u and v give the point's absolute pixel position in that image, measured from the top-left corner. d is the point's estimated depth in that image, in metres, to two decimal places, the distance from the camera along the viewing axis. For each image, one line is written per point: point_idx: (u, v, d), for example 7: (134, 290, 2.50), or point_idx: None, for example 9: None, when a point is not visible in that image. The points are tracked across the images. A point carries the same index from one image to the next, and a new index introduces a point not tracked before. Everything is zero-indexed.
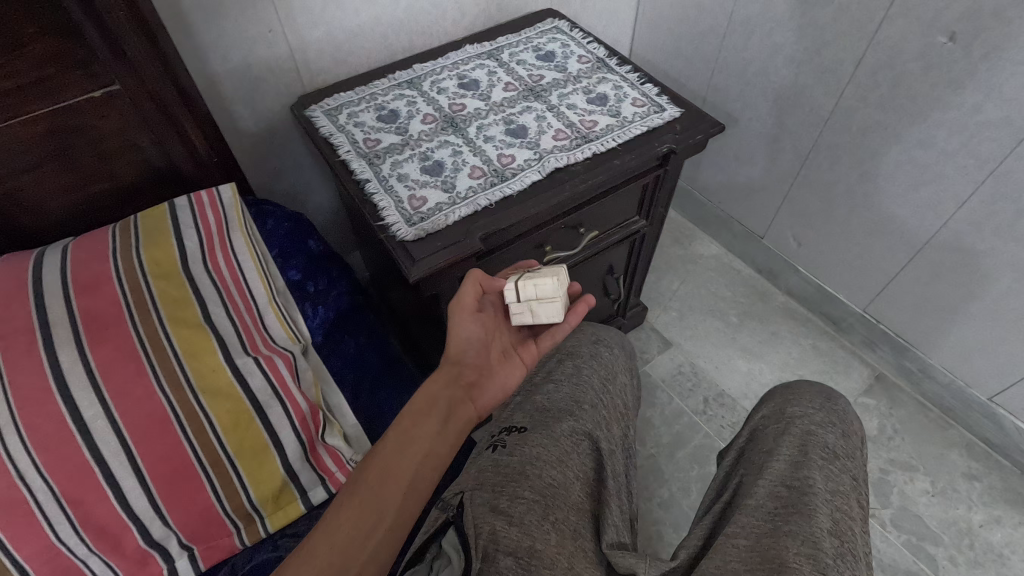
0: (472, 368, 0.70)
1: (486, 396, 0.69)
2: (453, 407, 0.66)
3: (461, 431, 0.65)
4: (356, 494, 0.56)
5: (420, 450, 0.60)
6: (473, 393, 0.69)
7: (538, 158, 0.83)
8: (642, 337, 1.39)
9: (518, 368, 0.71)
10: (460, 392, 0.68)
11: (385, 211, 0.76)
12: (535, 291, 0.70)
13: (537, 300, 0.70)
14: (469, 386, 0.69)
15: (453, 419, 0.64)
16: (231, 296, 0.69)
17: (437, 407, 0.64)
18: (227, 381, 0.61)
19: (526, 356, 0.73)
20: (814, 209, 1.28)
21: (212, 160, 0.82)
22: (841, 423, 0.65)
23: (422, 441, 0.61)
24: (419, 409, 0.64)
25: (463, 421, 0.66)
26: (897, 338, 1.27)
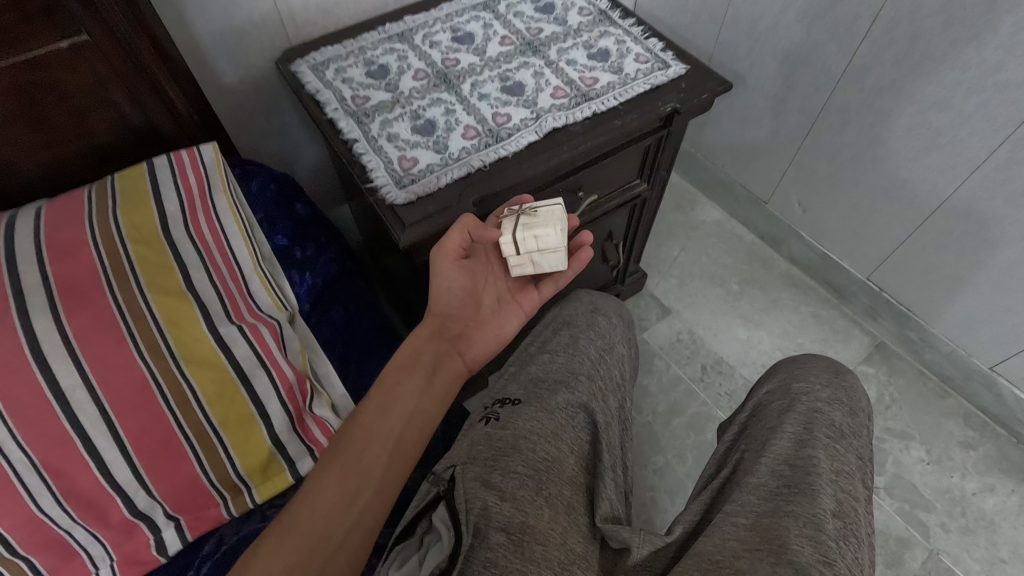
0: (457, 323, 0.69)
1: (474, 347, 0.69)
2: (438, 364, 0.65)
3: (448, 386, 0.65)
4: (342, 456, 0.55)
5: (405, 409, 0.60)
6: (461, 347, 0.69)
7: (535, 118, 0.79)
8: (640, 305, 1.37)
9: (518, 314, 0.73)
10: (446, 347, 0.68)
11: (374, 172, 0.73)
12: (536, 242, 0.66)
13: (538, 252, 0.67)
14: (456, 339, 0.69)
15: (439, 375, 0.64)
16: (214, 262, 0.67)
17: (421, 365, 0.64)
18: (210, 350, 0.59)
19: (525, 303, 0.73)
20: (820, 174, 1.24)
21: (192, 118, 0.79)
22: (848, 400, 0.66)
23: (407, 399, 0.61)
24: (403, 365, 0.63)
25: (450, 378, 0.66)
26: (899, 307, 1.25)
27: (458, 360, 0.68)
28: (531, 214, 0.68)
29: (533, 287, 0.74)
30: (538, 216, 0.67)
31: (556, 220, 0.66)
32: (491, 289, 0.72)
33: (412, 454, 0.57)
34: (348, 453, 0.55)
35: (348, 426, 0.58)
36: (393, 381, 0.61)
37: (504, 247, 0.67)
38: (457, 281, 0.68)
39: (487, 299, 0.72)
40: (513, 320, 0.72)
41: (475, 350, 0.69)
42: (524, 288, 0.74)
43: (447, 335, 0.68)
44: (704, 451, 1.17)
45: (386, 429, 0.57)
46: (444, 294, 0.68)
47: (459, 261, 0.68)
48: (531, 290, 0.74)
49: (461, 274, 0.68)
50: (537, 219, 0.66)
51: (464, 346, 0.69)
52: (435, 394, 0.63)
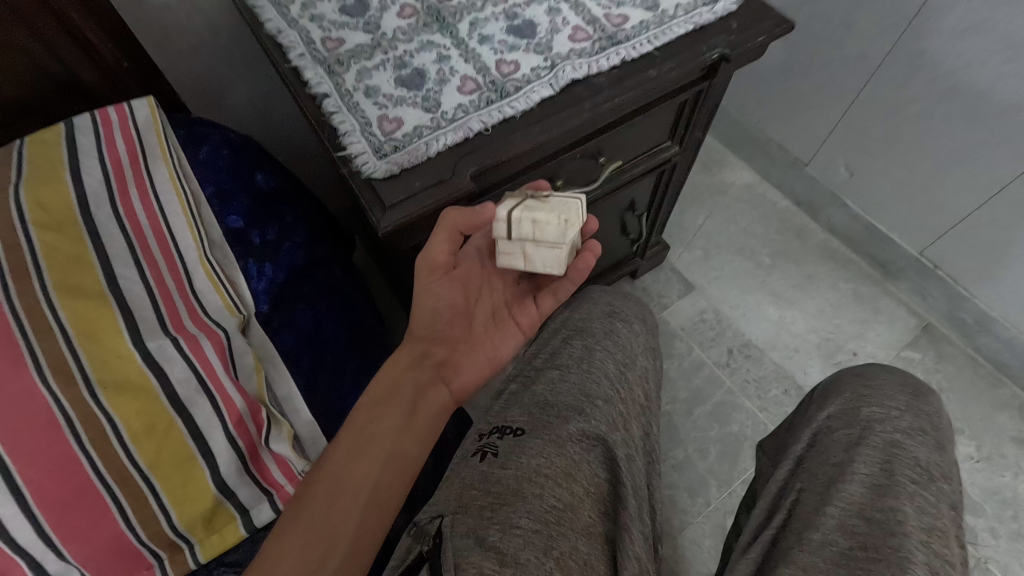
0: (441, 346, 0.57)
1: (462, 375, 0.57)
2: (419, 395, 0.54)
3: (431, 424, 0.53)
4: (306, 513, 0.44)
5: (383, 450, 0.49)
6: (445, 374, 0.57)
7: (549, 67, 0.63)
8: (660, 280, 1.24)
9: (514, 335, 0.60)
10: (428, 375, 0.56)
11: (348, 137, 0.58)
12: (532, 229, 0.51)
13: (534, 243, 0.52)
14: (440, 366, 0.57)
15: (421, 409, 0.53)
16: (147, 252, 0.53)
17: (399, 398, 0.53)
18: (137, 371, 0.46)
19: (522, 320, 0.60)
20: (876, 133, 1.07)
21: (121, 66, 0.63)
22: (933, 430, 0.59)
23: (384, 439, 0.49)
24: (378, 398, 0.52)
25: (432, 412, 0.54)
26: (954, 286, 1.11)
27: (442, 390, 0.56)
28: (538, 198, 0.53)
29: (530, 300, 0.61)
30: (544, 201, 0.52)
31: (566, 209, 0.51)
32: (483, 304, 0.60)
33: (392, 509, 0.47)
34: (313, 509, 0.44)
35: (313, 471, 0.47)
36: (367, 416, 0.50)
37: (495, 228, 0.52)
38: (444, 297, 0.55)
39: (478, 316, 0.59)
40: (507, 343, 0.60)
41: (462, 379, 0.57)
42: (521, 300, 0.61)
43: (429, 359, 0.57)
44: (728, 445, 1.06)
45: (360, 478, 0.47)
46: (427, 314, 0.55)
47: (446, 272, 0.55)
48: (529, 303, 0.61)
49: (450, 288, 0.55)
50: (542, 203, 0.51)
51: (450, 373, 0.57)
52: (419, 431, 0.52)
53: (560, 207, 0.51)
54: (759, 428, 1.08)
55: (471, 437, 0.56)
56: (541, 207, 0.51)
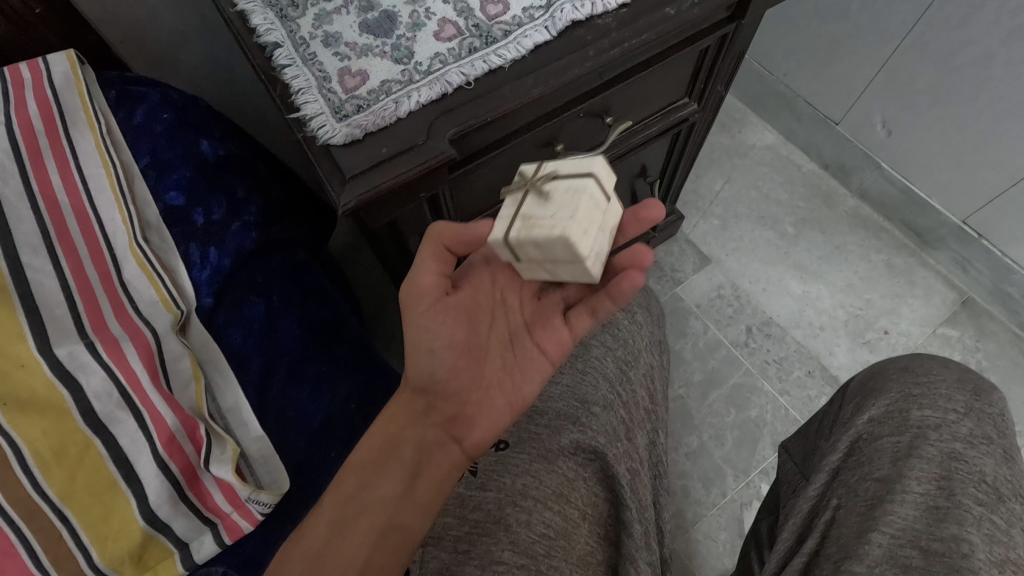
0: (448, 401, 0.44)
1: (477, 430, 0.44)
2: (422, 458, 0.43)
3: (439, 489, 0.41)
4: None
5: (376, 523, 0.40)
6: (457, 430, 0.44)
7: (546, 6, 0.52)
8: (673, 252, 1.14)
9: (540, 369, 0.45)
10: (433, 434, 0.43)
11: (302, 95, 0.48)
12: (541, 256, 0.40)
13: (552, 263, 0.41)
14: (451, 421, 0.44)
15: (426, 473, 0.42)
16: (64, 236, 0.45)
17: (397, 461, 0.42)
18: (44, 381, 0.39)
19: (549, 347, 0.45)
20: (923, 83, 0.95)
21: (34, 13, 0.53)
22: (1000, 437, 0.46)
23: (377, 509, 0.40)
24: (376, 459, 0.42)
25: (438, 477, 0.42)
26: (1001, 258, 1.01)
27: (453, 450, 0.43)
28: (544, 197, 0.39)
29: (558, 315, 0.46)
30: (551, 208, 0.39)
31: (579, 220, 0.38)
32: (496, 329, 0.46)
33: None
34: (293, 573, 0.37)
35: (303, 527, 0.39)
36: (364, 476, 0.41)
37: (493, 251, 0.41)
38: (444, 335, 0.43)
39: (492, 346, 0.45)
40: (533, 379, 0.45)
41: (478, 435, 0.43)
42: (545, 319, 0.46)
43: (434, 415, 0.44)
44: (747, 432, 0.98)
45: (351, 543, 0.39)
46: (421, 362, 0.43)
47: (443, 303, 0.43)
48: (558, 322, 0.45)
49: (448, 329, 0.43)
50: (541, 221, 0.38)
51: (464, 426, 0.44)
52: (420, 501, 0.41)
53: (564, 223, 0.37)
54: (780, 412, 0.99)
55: None
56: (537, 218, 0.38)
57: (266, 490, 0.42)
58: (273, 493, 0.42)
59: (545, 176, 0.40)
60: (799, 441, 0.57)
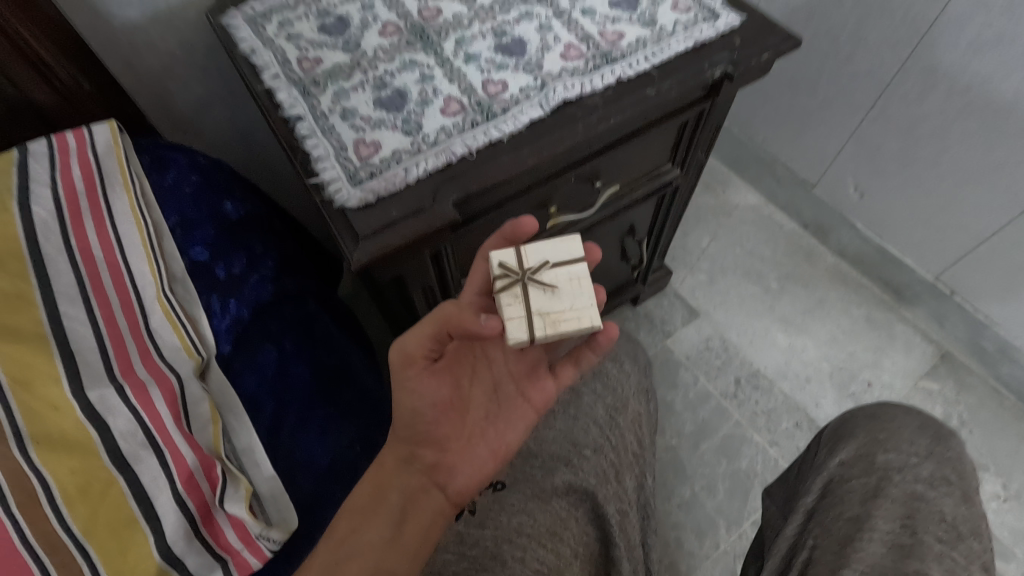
0: (431, 449, 0.47)
1: (460, 477, 0.46)
2: (408, 505, 0.44)
3: (426, 535, 0.43)
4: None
5: (365, 565, 0.40)
6: (440, 477, 0.46)
7: (540, 86, 0.59)
8: (663, 305, 1.19)
9: (524, 417, 0.49)
10: (418, 481, 0.46)
11: (320, 162, 0.53)
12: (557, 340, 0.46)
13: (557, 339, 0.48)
14: (434, 469, 0.46)
15: (411, 518, 0.44)
16: (99, 289, 0.49)
17: (384, 507, 0.44)
18: (74, 422, 0.42)
19: (533, 397, 0.49)
20: (889, 149, 1.01)
21: (82, 89, 0.59)
22: (958, 480, 0.50)
23: (366, 553, 0.41)
24: (362, 505, 0.44)
25: (424, 522, 0.44)
26: (974, 313, 1.05)
27: (438, 495, 0.45)
28: (549, 288, 0.45)
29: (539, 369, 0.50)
30: (562, 299, 0.45)
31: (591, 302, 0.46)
32: (480, 383, 0.50)
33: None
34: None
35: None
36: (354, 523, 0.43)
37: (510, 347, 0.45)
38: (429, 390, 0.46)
39: (475, 398, 0.49)
40: (516, 426, 0.49)
41: (461, 481, 0.46)
42: (527, 372, 0.50)
43: (419, 463, 0.46)
44: (737, 482, 1.00)
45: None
46: (408, 415, 0.46)
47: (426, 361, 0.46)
48: (539, 375, 0.50)
49: (434, 386, 0.47)
50: (563, 314, 0.45)
51: (448, 473, 0.46)
52: (407, 545, 0.42)
53: (586, 311, 0.45)
54: (770, 463, 1.01)
55: None
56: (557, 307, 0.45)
57: (276, 527, 0.45)
58: (281, 530, 0.45)
59: (541, 268, 0.45)
60: (781, 485, 0.59)
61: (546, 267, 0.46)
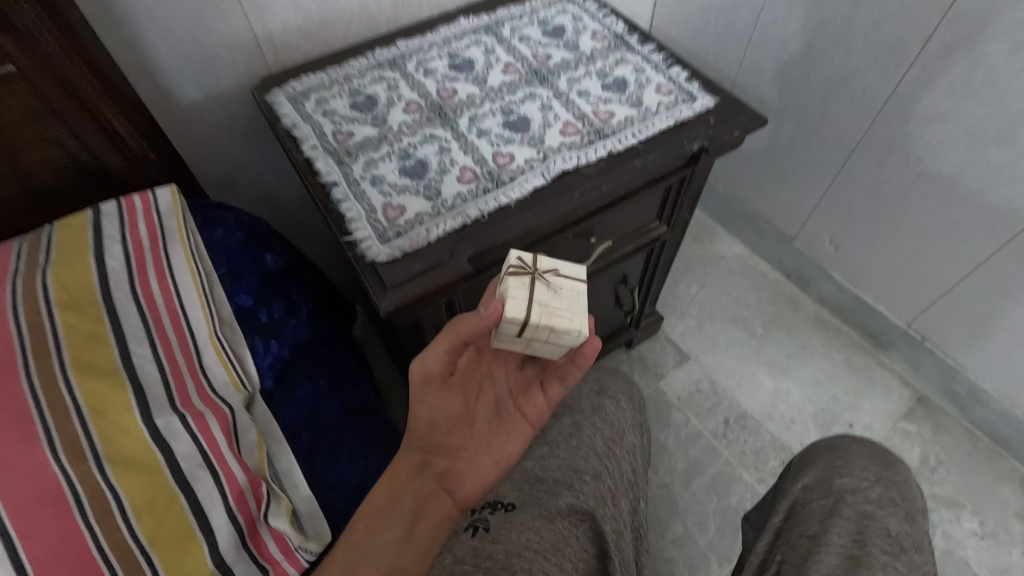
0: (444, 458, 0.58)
1: (466, 483, 0.58)
2: (422, 506, 0.55)
3: (436, 532, 0.54)
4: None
5: (383, 562, 0.50)
6: (449, 482, 0.58)
7: (542, 158, 0.68)
8: (656, 349, 1.26)
9: (520, 431, 0.61)
10: (431, 484, 0.57)
11: (354, 222, 0.62)
12: (546, 334, 0.53)
13: (542, 342, 0.55)
14: (443, 475, 0.58)
15: (424, 517, 0.55)
16: (162, 330, 0.57)
17: (400, 510, 0.54)
18: (143, 445, 0.49)
19: (528, 414, 0.62)
20: (858, 208, 1.11)
21: (148, 157, 0.68)
22: (902, 500, 0.57)
23: (384, 550, 0.51)
24: (382, 506, 0.54)
25: (435, 518, 0.55)
26: (944, 358, 1.12)
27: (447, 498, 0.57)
28: (553, 289, 0.53)
29: (533, 391, 0.62)
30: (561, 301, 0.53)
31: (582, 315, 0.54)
32: (486, 400, 0.61)
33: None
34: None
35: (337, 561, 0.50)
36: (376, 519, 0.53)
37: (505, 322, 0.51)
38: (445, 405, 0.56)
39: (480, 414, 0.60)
40: (513, 440, 0.61)
41: (467, 487, 0.58)
42: (524, 393, 0.62)
43: (433, 469, 0.58)
44: (728, 519, 1.04)
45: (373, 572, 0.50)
46: (429, 427, 0.56)
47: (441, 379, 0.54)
48: (534, 396, 0.62)
49: (449, 403, 0.56)
50: (561, 310, 0.52)
51: (456, 479, 0.58)
52: (420, 543, 0.53)
53: (579, 315, 0.53)
54: (758, 500, 1.07)
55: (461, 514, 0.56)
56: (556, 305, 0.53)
57: (312, 541, 0.52)
58: (315, 543, 0.52)
59: (551, 272, 0.54)
60: (758, 513, 0.66)
61: (555, 274, 0.54)
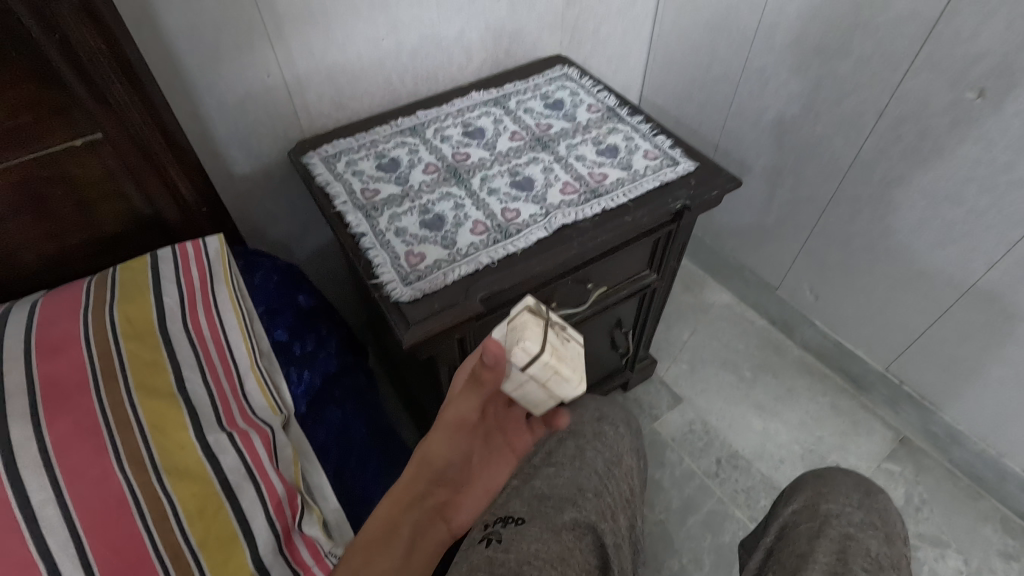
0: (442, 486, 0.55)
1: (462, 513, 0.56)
2: (419, 535, 0.50)
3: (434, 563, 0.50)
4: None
5: None
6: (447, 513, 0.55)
7: (544, 214, 0.78)
8: (651, 392, 1.33)
9: (507, 462, 0.61)
10: (429, 513, 0.53)
11: (380, 268, 0.71)
12: (551, 380, 0.51)
13: (541, 389, 0.53)
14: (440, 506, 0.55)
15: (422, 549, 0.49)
16: (210, 360, 0.65)
17: (398, 540, 0.49)
18: (195, 459, 0.56)
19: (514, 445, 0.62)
20: (832, 261, 1.21)
21: (200, 209, 0.77)
22: (883, 525, 0.62)
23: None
24: (379, 537, 0.48)
25: (432, 549, 0.51)
26: (921, 400, 1.19)
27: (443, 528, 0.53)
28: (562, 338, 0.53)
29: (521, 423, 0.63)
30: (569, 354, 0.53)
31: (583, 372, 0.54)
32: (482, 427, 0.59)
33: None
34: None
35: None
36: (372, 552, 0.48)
37: (519, 353, 0.49)
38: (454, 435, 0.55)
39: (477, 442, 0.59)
40: (501, 469, 0.61)
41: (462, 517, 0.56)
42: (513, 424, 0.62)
43: (431, 499, 0.54)
44: (722, 556, 1.08)
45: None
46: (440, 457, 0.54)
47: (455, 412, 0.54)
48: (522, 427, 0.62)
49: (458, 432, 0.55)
50: (570, 357, 0.52)
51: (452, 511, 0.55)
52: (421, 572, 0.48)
53: (582, 372, 0.53)
54: None
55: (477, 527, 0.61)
56: (565, 356, 0.52)
57: (339, 547, 0.59)
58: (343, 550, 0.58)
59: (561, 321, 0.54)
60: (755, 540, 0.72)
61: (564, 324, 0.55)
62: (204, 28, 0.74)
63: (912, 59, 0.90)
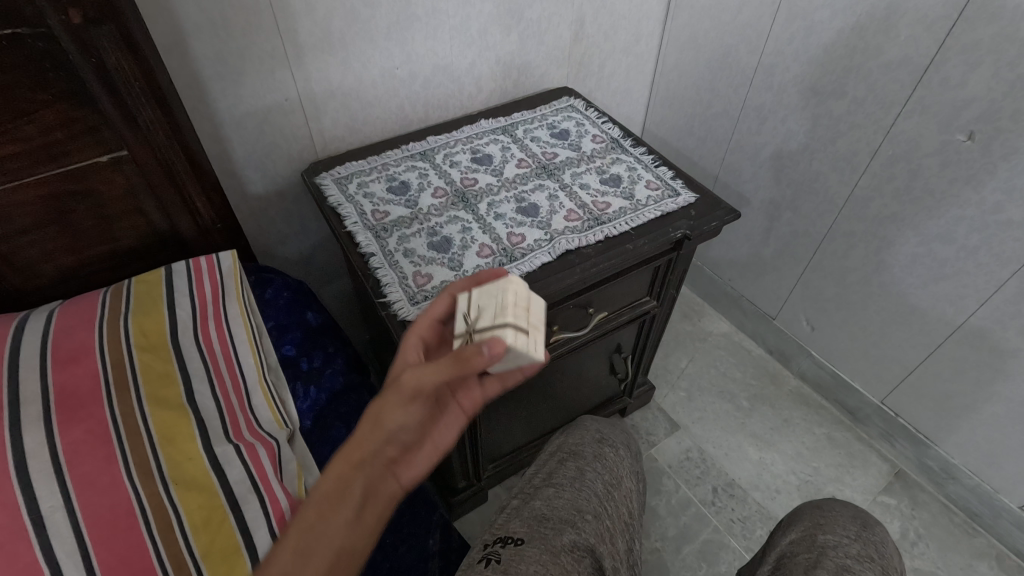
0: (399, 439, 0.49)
1: (412, 470, 0.50)
2: (370, 492, 0.46)
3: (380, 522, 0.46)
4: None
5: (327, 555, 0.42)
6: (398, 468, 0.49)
7: (549, 239, 0.80)
8: (648, 418, 1.34)
9: (458, 420, 0.54)
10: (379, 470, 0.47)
11: (388, 287, 0.73)
12: (517, 308, 0.51)
13: (530, 311, 0.52)
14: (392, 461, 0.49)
15: (371, 508, 0.46)
16: (219, 372, 0.66)
17: (350, 497, 0.45)
18: (201, 471, 0.57)
19: (467, 404, 0.55)
20: (828, 293, 1.23)
21: (216, 226, 0.80)
22: (879, 558, 0.62)
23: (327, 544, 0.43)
24: (329, 494, 0.44)
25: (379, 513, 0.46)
26: (916, 434, 1.20)
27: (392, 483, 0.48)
28: (487, 309, 0.51)
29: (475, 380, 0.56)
30: (486, 301, 0.52)
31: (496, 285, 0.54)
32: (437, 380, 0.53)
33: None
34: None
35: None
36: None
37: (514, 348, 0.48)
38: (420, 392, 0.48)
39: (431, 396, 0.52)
40: (454, 428, 0.54)
41: (412, 475, 0.49)
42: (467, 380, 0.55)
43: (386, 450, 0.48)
44: None
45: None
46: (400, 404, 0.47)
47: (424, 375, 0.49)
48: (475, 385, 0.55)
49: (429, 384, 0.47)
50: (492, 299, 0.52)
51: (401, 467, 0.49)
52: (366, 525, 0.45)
53: (498, 287, 0.53)
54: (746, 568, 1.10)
55: (476, 547, 0.59)
56: (492, 306, 0.51)
57: None
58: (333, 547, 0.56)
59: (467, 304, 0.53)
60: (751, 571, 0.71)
61: (472, 297, 0.54)
62: (229, 54, 0.77)
63: (904, 102, 0.94)
